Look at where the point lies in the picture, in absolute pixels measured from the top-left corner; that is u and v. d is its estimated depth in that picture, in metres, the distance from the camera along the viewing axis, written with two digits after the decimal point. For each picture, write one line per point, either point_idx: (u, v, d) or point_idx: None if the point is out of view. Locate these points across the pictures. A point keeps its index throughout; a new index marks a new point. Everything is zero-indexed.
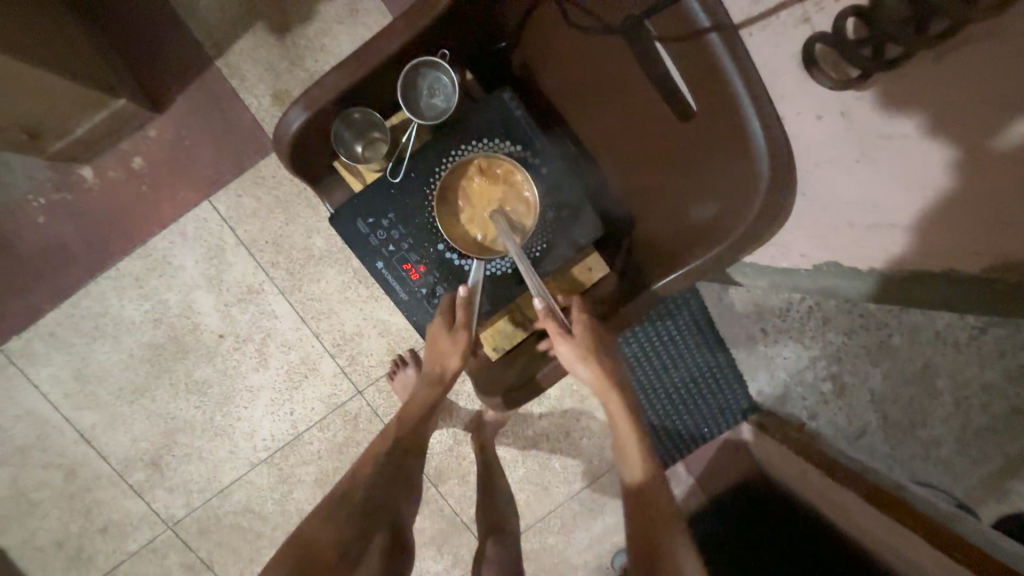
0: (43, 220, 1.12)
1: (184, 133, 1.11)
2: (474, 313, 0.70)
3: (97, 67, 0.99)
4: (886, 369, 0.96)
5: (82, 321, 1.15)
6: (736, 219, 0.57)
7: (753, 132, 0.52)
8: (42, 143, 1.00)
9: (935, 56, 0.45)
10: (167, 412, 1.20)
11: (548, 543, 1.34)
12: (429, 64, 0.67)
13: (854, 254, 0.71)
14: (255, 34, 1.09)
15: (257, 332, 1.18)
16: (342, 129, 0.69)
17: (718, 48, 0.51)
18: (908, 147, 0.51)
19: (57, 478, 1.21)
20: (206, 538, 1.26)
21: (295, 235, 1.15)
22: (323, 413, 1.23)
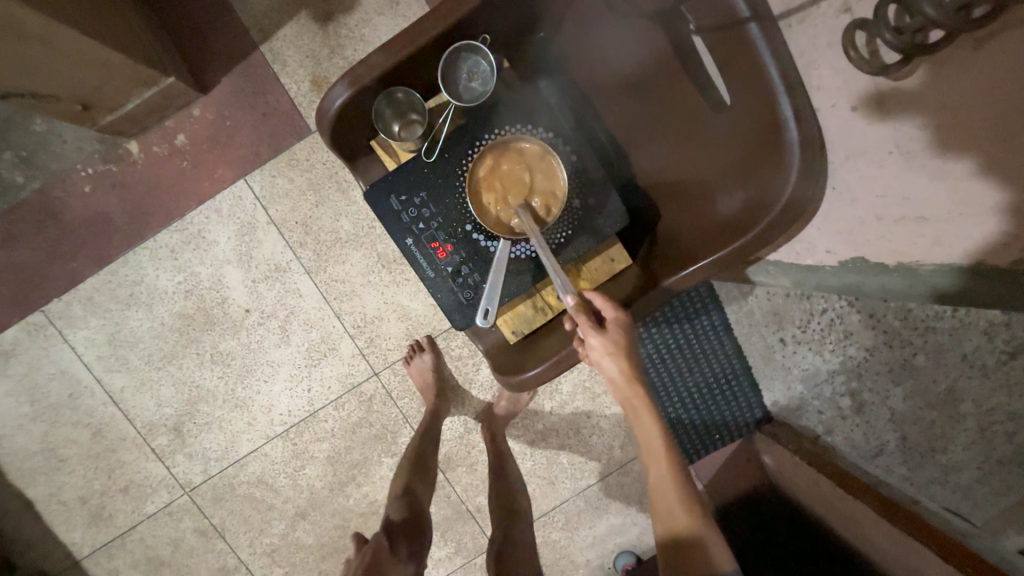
0: (88, 190, 1.18)
1: (226, 113, 1.16)
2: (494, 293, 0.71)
3: (150, 45, 1.05)
4: (908, 389, 0.86)
5: (118, 288, 1.21)
6: (766, 207, 0.61)
7: (787, 123, 0.57)
8: (94, 115, 1.05)
9: (974, 44, 0.45)
10: (192, 380, 1.25)
11: (551, 538, 1.34)
12: (469, 47, 0.69)
13: (880, 250, 0.71)
14: (300, 21, 1.14)
15: (281, 309, 1.22)
16: (383, 106, 0.72)
17: (757, 38, 0.56)
18: (939, 139, 0.52)
19: (85, 436, 1.26)
20: (220, 506, 1.29)
21: (324, 217, 1.19)
22: (339, 393, 1.26)
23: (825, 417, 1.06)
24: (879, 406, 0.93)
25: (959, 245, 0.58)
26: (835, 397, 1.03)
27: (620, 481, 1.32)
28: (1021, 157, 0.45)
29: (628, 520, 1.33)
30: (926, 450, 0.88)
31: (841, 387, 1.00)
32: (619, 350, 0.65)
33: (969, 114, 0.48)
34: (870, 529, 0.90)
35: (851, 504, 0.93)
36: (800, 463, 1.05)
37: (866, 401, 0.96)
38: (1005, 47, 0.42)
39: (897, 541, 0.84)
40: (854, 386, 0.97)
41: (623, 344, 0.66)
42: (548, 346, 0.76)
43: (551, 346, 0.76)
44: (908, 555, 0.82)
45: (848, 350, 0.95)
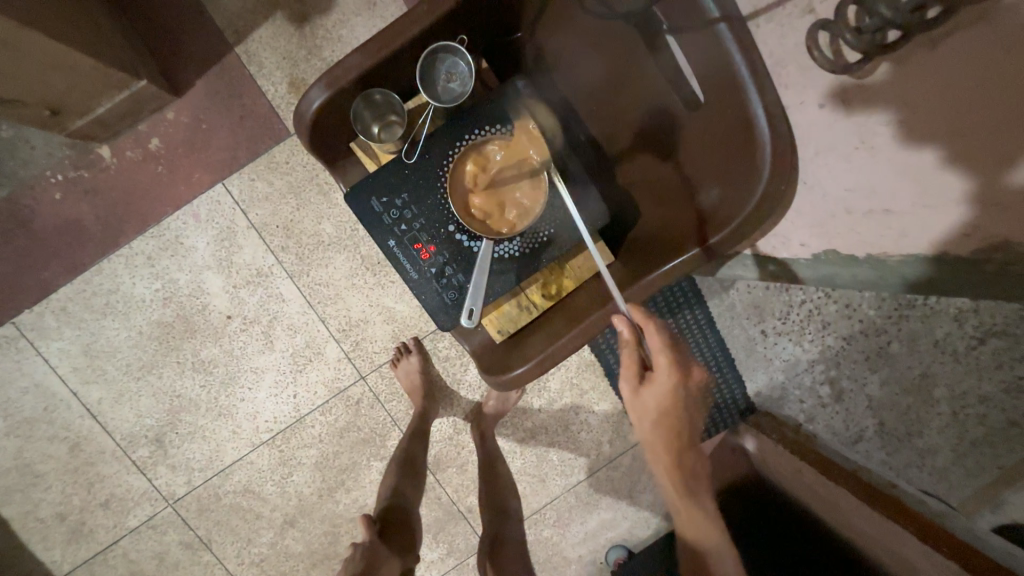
0: (58, 197, 1.15)
1: (201, 117, 1.14)
2: (479, 293, 0.72)
3: (120, 48, 1.02)
4: (884, 376, 0.91)
5: (93, 297, 1.18)
6: (743, 202, 0.62)
7: (758, 121, 0.58)
8: (63, 120, 1.02)
9: (931, 42, 0.47)
10: (173, 390, 1.22)
11: (543, 535, 1.35)
12: (446, 47, 0.68)
13: (851, 243, 0.73)
14: (275, 22, 1.12)
15: (264, 314, 1.20)
16: (362, 108, 0.71)
17: (727, 37, 0.57)
18: (902, 134, 0.54)
19: (62, 451, 1.22)
20: (205, 516, 1.27)
21: (306, 220, 1.18)
22: (326, 398, 1.24)
23: (806, 405, 1.10)
24: (857, 393, 0.98)
25: (927, 234, 0.60)
26: (814, 385, 1.06)
27: (609, 476, 1.33)
28: (982, 147, 0.48)
29: (619, 514, 1.35)
30: (904, 434, 0.93)
31: (820, 376, 1.04)
32: (655, 411, 0.67)
33: (931, 108, 0.50)
34: (850, 514, 0.92)
35: (832, 489, 0.95)
36: (782, 452, 1.07)
37: (844, 388, 1.00)
38: (962, 43, 0.44)
39: (877, 524, 0.86)
40: (833, 375, 1.01)
41: (660, 408, 0.67)
42: (534, 346, 0.76)
43: (538, 345, 0.76)
44: (889, 537, 0.84)
45: (826, 341, 0.99)
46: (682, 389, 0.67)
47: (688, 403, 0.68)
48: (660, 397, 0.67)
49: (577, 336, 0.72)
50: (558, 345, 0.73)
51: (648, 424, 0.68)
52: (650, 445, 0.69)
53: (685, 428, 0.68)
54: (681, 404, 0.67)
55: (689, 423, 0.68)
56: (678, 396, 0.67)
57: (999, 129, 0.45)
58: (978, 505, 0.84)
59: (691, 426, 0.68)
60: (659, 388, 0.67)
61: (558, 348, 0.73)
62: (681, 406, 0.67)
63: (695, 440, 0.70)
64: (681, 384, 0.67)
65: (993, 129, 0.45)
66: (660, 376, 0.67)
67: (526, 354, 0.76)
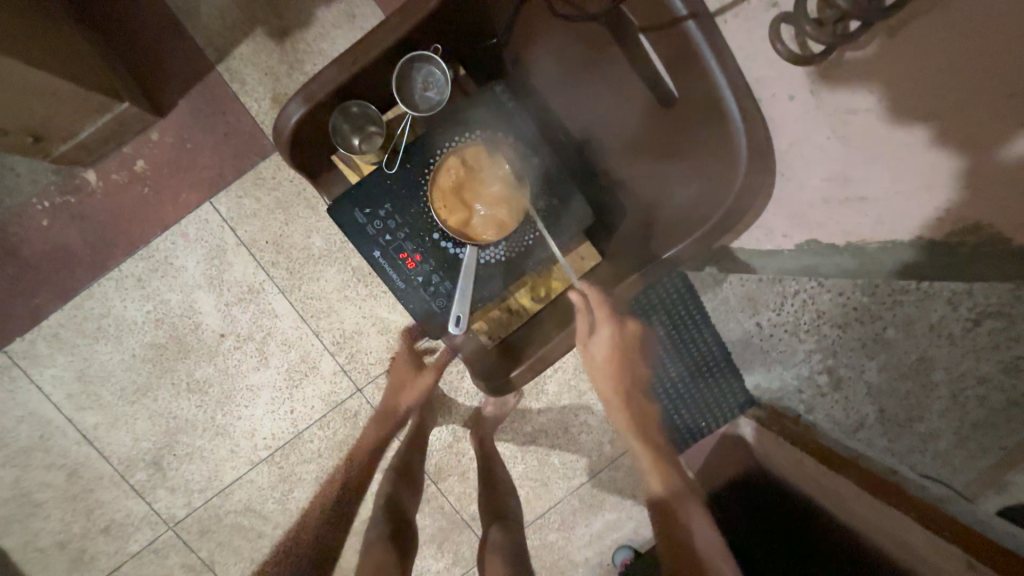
0: (46, 223, 1.14)
1: (185, 137, 1.14)
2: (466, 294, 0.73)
3: (101, 72, 1.02)
4: (882, 362, 0.88)
5: (85, 322, 1.17)
6: (721, 196, 0.64)
7: (731, 113, 0.59)
8: (46, 146, 1.02)
9: (889, 32, 0.49)
10: (169, 411, 1.22)
11: (549, 539, 1.34)
12: (423, 58, 0.69)
13: (832, 232, 0.72)
14: (255, 39, 1.12)
15: (257, 331, 1.20)
16: (339, 121, 0.71)
17: (695, 33, 0.58)
18: (873, 120, 0.54)
19: (60, 478, 1.21)
20: (207, 538, 1.26)
21: (295, 235, 1.18)
22: (323, 411, 1.24)
23: (806, 396, 1.08)
24: (857, 380, 0.94)
25: (907, 219, 0.59)
26: (813, 375, 1.03)
27: (612, 476, 1.33)
28: (969, 119, 0.47)
29: (624, 514, 1.34)
30: (903, 420, 0.89)
31: (818, 365, 1.00)
32: (603, 360, 0.88)
33: (903, 99, 0.51)
34: (852, 502, 0.93)
35: (835, 479, 0.97)
36: (778, 441, 1.10)
37: (843, 376, 0.96)
38: (925, 28, 0.46)
39: (881, 514, 0.87)
40: (830, 364, 0.97)
41: (608, 357, 0.87)
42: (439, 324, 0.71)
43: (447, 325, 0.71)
44: (891, 526, 0.85)
45: (822, 330, 0.96)
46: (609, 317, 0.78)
47: (626, 347, 0.89)
48: (606, 350, 0.86)
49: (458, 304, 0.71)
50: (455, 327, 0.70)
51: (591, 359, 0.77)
52: (602, 388, 0.91)
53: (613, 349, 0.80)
54: (621, 349, 0.88)
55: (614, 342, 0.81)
56: (619, 344, 0.87)
57: (983, 107, 0.46)
58: (983, 487, 0.80)
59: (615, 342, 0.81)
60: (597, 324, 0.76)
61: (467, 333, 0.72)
62: (622, 351, 0.88)
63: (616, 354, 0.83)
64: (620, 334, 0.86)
65: (970, 106, 0.47)
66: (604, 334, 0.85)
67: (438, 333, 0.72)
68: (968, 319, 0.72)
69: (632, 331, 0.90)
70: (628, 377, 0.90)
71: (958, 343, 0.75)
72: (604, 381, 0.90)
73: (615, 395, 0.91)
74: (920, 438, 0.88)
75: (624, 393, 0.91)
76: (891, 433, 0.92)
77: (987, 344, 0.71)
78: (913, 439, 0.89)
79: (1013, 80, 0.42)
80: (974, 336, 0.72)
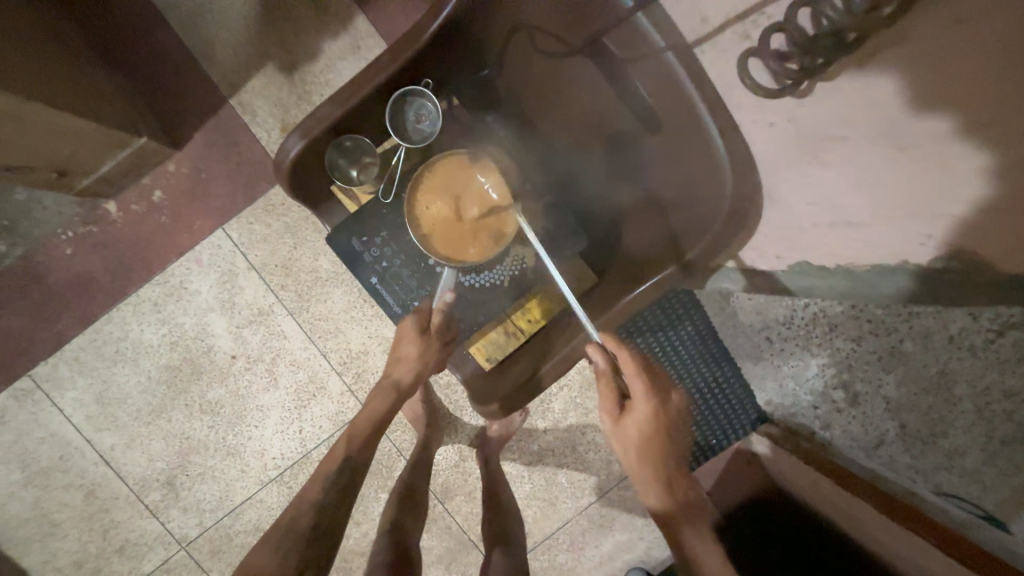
0: (69, 252, 1.20)
1: (200, 167, 1.19)
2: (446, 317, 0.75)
3: (122, 110, 1.09)
4: (900, 375, 0.87)
5: (104, 346, 1.22)
6: (716, 213, 0.68)
7: (715, 136, 0.66)
8: (70, 180, 1.08)
9: (884, 45, 0.49)
10: (182, 432, 1.25)
11: (557, 561, 1.32)
12: (416, 92, 0.71)
13: (821, 254, 0.72)
14: (266, 72, 1.18)
15: (267, 352, 1.23)
16: (336, 156, 0.75)
17: (674, 63, 0.67)
18: (853, 147, 0.55)
19: (78, 499, 1.25)
20: (218, 558, 1.27)
21: (304, 258, 1.21)
22: (331, 431, 1.25)
23: (820, 412, 1.05)
24: (873, 395, 0.93)
25: (894, 244, 0.59)
26: (827, 390, 1.02)
27: (621, 495, 1.30)
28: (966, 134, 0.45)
29: (634, 534, 1.31)
30: (927, 435, 0.87)
31: (832, 380, 1.00)
32: (642, 437, 0.70)
33: (870, 122, 0.52)
34: (869, 525, 0.89)
35: (853, 502, 0.91)
36: (797, 462, 1.04)
37: (859, 391, 0.96)
38: (901, 55, 0.48)
39: (896, 535, 0.84)
40: (846, 378, 0.97)
41: (647, 435, 0.69)
42: (401, 347, 0.74)
43: (408, 347, 0.74)
44: (906, 548, 0.82)
45: (835, 344, 0.96)
46: (665, 408, 0.71)
47: (669, 422, 0.71)
48: (643, 423, 0.70)
49: (416, 318, 0.73)
50: (413, 347, 0.73)
51: (633, 453, 0.70)
52: (636, 469, 0.70)
53: (671, 449, 0.70)
54: (663, 423, 0.70)
55: (674, 440, 0.71)
56: (661, 417, 0.70)
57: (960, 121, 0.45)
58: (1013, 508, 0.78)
59: (677, 440, 0.72)
60: (643, 417, 0.70)
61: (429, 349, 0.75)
62: (665, 426, 0.70)
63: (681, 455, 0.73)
64: (660, 404, 0.70)
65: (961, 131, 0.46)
66: (640, 403, 0.70)
67: (402, 355, 0.75)
68: (989, 329, 0.70)
69: (680, 403, 0.73)
70: (671, 462, 0.70)
71: (980, 357, 0.73)
72: (643, 464, 0.69)
73: (654, 482, 0.69)
74: (946, 455, 0.85)
75: (668, 482, 0.69)
76: (914, 449, 0.91)
77: (1010, 358, 0.69)
78: (938, 456, 0.86)
79: (1004, 96, 0.41)
80: (995, 350, 0.71)
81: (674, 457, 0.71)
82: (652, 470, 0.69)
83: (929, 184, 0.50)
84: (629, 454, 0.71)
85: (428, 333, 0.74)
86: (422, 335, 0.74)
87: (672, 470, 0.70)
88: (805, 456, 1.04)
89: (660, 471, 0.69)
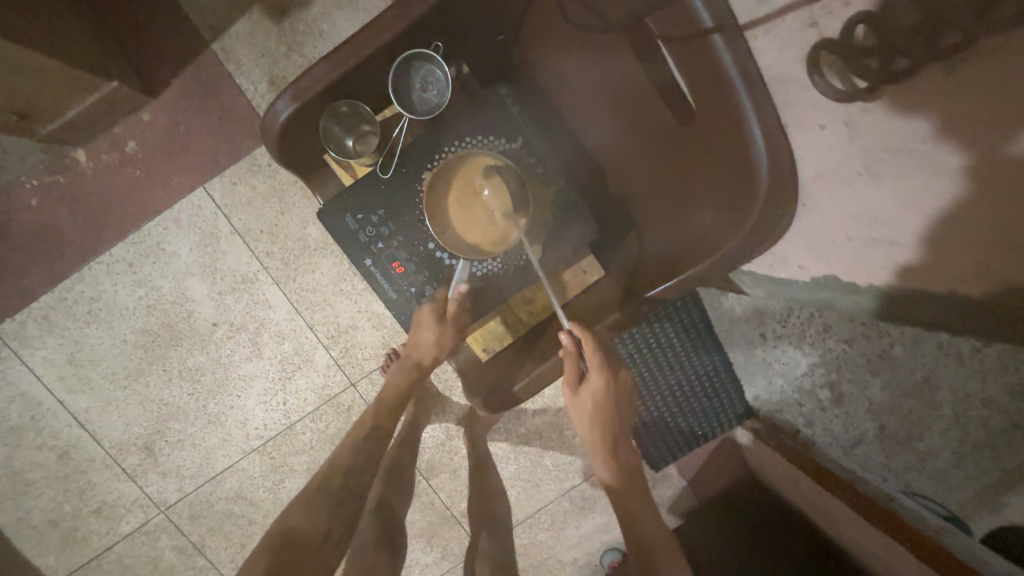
0: (35, 203, 1.11)
1: (179, 118, 1.09)
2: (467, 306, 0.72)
3: (90, 48, 0.98)
4: (887, 378, 0.88)
5: (76, 306, 1.15)
6: (735, 225, 0.62)
7: (754, 136, 0.56)
8: (32, 124, 0.98)
9: (945, 69, 0.44)
10: (160, 398, 1.21)
11: (537, 539, 1.35)
12: (423, 56, 0.66)
13: (852, 271, 0.71)
14: (253, 17, 1.07)
15: (250, 321, 1.18)
16: (331, 124, 0.68)
17: (719, 47, 0.54)
18: (913, 163, 0.51)
19: (51, 459, 1.21)
20: (198, 523, 1.26)
21: (291, 225, 1.14)
22: (316, 404, 1.22)
23: (805, 410, 1.04)
24: (859, 396, 0.94)
25: (944, 265, 0.58)
26: (814, 389, 1.01)
27: None
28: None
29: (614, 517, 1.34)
30: (903, 438, 0.90)
31: (819, 379, 0.99)
32: (594, 408, 0.72)
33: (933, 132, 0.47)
34: (847, 525, 0.90)
35: (828, 499, 0.92)
36: (779, 460, 1.03)
37: (844, 391, 0.96)
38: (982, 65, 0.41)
39: (873, 538, 0.83)
40: (833, 378, 0.97)
41: (599, 405, 0.72)
42: (420, 335, 0.73)
43: (427, 334, 0.74)
44: (882, 551, 0.82)
45: (827, 344, 0.95)
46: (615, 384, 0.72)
47: (620, 394, 0.73)
48: (596, 395, 0.71)
49: (432, 306, 0.72)
50: (431, 334, 0.73)
51: (586, 420, 0.73)
52: (586, 434, 0.74)
53: (619, 419, 0.73)
54: (614, 395, 0.72)
55: (623, 412, 0.74)
56: (612, 391, 0.72)
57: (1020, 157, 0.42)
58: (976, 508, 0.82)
59: (625, 415, 0.74)
60: (595, 391, 0.71)
61: (445, 335, 0.74)
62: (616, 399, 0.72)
63: (630, 428, 0.76)
64: (613, 379, 0.71)
65: None
66: (594, 377, 0.71)
67: (420, 341, 0.75)
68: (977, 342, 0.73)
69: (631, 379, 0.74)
70: (620, 431, 0.73)
71: (966, 365, 0.76)
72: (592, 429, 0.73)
73: (600, 447, 0.73)
74: (918, 457, 0.89)
75: (615, 449, 0.73)
76: (890, 451, 0.93)
77: (993, 366, 0.72)
78: (911, 458, 0.90)
79: None
80: (980, 359, 0.74)
81: (621, 431, 0.73)
82: (598, 439, 0.73)
83: (981, 210, 0.49)
84: (582, 423, 0.75)
85: (445, 320, 0.73)
86: (439, 322, 0.73)
87: (619, 440, 0.73)
88: (788, 455, 1.02)
89: (607, 442, 0.72)
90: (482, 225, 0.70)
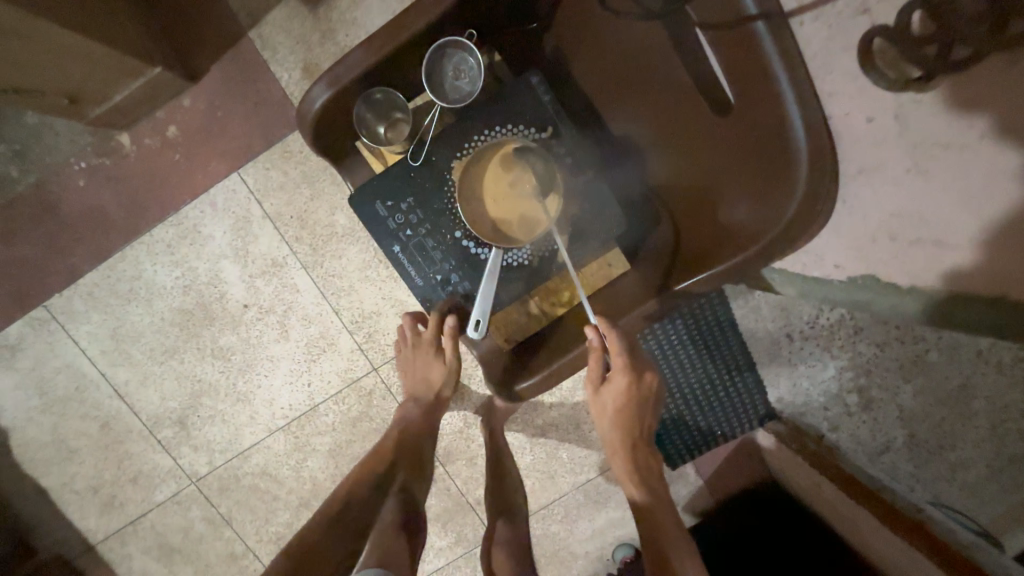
0: (83, 184, 1.17)
1: (217, 104, 1.13)
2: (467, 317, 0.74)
3: (136, 35, 1.02)
4: (919, 385, 0.83)
5: (118, 285, 1.21)
6: (778, 214, 0.65)
7: (794, 127, 0.60)
8: (81, 108, 1.03)
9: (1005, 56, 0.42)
10: (194, 374, 1.26)
11: (551, 529, 1.36)
12: (456, 44, 0.66)
13: (894, 272, 0.67)
14: (289, 4, 1.09)
15: (279, 304, 1.22)
16: (364, 111, 0.70)
17: (761, 34, 0.57)
18: (966, 158, 0.49)
19: (93, 428, 1.29)
20: (225, 495, 1.32)
21: (319, 211, 1.17)
22: (339, 387, 1.26)
23: (831, 414, 1.01)
24: (888, 403, 0.89)
25: (994, 269, 0.53)
26: (841, 392, 0.98)
27: None
28: None
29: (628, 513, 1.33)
30: (935, 446, 0.84)
31: (847, 383, 0.96)
32: (615, 412, 0.74)
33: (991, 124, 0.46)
34: (873, 536, 0.88)
35: (853, 507, 0.90)
36: (800, 463, 1.01)
37: (873, 397, 0.92)
38: None
39: (899, 548, 0.81)
40: (861, 383, 0.93)
41: (621, 408, 0.73)
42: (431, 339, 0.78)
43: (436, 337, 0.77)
44: (905, 560, 0.80)
45: (858, 347, 0.91)
46: (638, 390, 0.73)
47: (642, 398, 0.74)
48: (617, 398, 0.73)
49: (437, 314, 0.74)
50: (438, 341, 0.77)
51: (606, 422, 0.74)
52: (606, 436, 0.75)
53: (640, 422, 0.74)
54: (636, 399, 0.74)
55: (644, 416, 0.74)
56: (634, 394, 0.73)
57: None
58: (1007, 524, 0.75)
59: (647, 420, 0.74)
60: (617, 393, 0.73)
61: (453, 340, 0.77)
62: (637, 403, 0.73)
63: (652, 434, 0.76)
64: (636, 383, 0.73)
65: None
66: (617, 379, 0.73)
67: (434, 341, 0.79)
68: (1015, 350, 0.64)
69: (654, 384, 0.75)
70: (640, 433, 0.73)
71: (1006, 374, 0.67)
72: (613, 431, 0.74)
73: (619, 447, 0.73)
74: (948, 467, 0.83)
75: (634, 449, 0.72)
76: (918, 460, 0.88)
77: None
78: (940, 468, 0.84)
79: None
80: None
81: (642, 434, 0.73)
82: (619, 442, 0.73)
83: None
84: (603, 424, 0.76)
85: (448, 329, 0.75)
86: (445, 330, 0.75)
87: (639, 441, 0.73)
88: (811, 458, 1.01)
89: (626, 440, 0.73)
90: (508, 210, 0.70)
